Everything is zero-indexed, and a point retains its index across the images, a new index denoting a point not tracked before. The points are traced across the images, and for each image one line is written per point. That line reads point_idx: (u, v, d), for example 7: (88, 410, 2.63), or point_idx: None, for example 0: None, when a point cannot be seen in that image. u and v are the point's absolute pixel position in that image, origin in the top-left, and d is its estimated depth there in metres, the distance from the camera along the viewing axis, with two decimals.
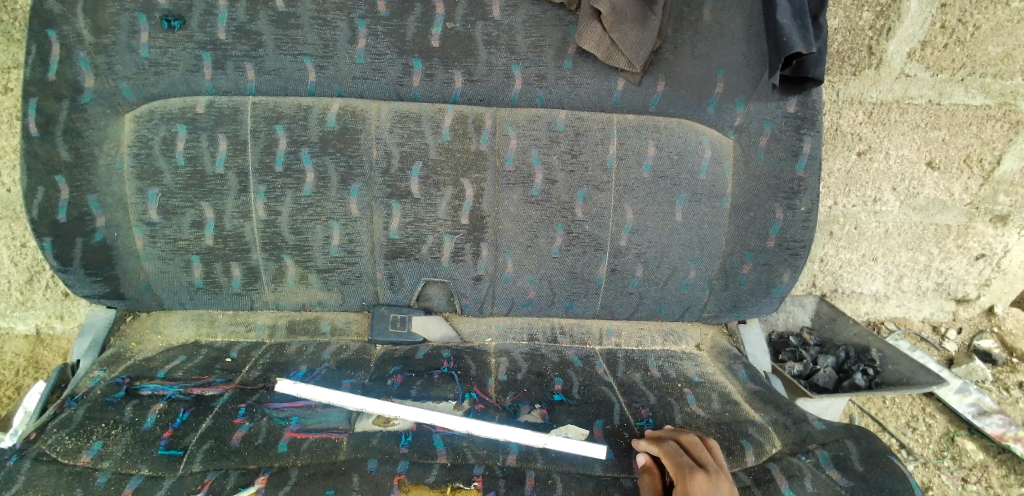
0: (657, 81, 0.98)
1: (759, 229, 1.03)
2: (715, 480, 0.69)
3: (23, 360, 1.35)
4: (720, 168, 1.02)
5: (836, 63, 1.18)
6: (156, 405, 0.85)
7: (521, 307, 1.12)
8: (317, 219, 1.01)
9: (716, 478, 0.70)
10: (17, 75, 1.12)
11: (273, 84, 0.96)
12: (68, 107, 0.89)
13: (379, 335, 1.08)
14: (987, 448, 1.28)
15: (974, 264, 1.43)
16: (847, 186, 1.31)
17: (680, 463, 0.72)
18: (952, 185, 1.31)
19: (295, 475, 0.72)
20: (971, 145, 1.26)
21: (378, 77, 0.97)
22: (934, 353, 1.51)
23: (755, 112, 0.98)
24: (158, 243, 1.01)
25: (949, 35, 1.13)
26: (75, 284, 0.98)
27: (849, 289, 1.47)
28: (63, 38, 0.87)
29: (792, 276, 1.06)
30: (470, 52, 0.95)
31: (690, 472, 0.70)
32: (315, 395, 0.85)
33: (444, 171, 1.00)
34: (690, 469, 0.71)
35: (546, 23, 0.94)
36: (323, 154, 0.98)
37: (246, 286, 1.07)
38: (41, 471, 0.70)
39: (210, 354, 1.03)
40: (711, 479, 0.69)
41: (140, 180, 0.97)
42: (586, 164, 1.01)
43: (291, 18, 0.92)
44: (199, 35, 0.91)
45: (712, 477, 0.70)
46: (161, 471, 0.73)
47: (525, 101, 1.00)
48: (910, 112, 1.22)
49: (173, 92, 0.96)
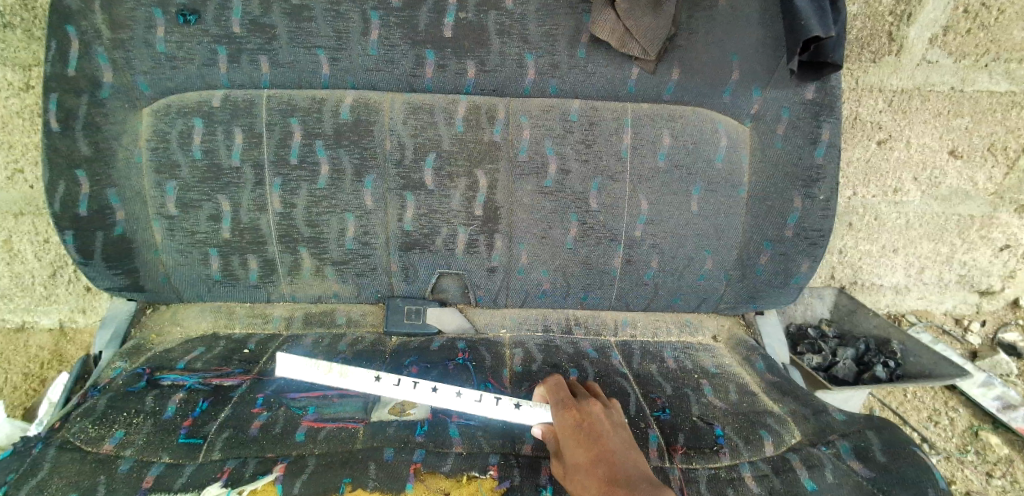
0: (672, 69, 0.96)
1: (777, 217, 1.01)
2: (587, 406, 0.70)
3: (48, 353, 1.38)
4: (737, 156, 1.01)
5: (855, 49, 1.15)
6: (176, 395, 0.86)
7: (535, 298, 1.12)
8: (332, 211, 1.02)
9: (588, 406, 0.69)
10: (39, 73, 1.14)
11: (287, 77, 0.97)
12: (87, 102, 0.91)
13: (395, 326, 1.08)
14: (1013, 443, 1.25)
15: (998, 255, 1.40)
16: (867, 176, 1.28)
17: (556, 400, 0.72)
18: (975, 174, 1.28)
19: (312, 463, 0.72)
20: (996, 132, 1.23)
21: (391, 68, 0.97)
22: (957, 347, 1.47)
23: (772, 98, 0.96)
24: (177, 236, 1.02)
25: (972, 20, 1.11)
26: (96, 277, 1.00)
27: (869, 281, 1.43)
28: (82, 33, 0.89)
29: (811, 266, 1.05)
30: (483, 42, 0.95)
31: (563, 407, 0.70)
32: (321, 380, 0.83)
33: (458, 162, 1.00)
34: (563, 405, 0.71)
35: (559, 11, 0.94)
36: (337, 146, 0.98)
37: (262, 278, 1.08)
38: (66, 458, 0.72)
39: (229, 345, 1.04)
40: (581, 409, 0.69)
41: (159, 174, 0.98)
42: (600, 153, 1.00)
43: (304, 10, 0.92)
44: (214, 29, 0.93)
45: (585, 408, 0.69)
46: (182, 458, 0.74)
47: (538, 91, 1.00)
48: (932, 99, 1.19)
49: (189, 86, 0.97)
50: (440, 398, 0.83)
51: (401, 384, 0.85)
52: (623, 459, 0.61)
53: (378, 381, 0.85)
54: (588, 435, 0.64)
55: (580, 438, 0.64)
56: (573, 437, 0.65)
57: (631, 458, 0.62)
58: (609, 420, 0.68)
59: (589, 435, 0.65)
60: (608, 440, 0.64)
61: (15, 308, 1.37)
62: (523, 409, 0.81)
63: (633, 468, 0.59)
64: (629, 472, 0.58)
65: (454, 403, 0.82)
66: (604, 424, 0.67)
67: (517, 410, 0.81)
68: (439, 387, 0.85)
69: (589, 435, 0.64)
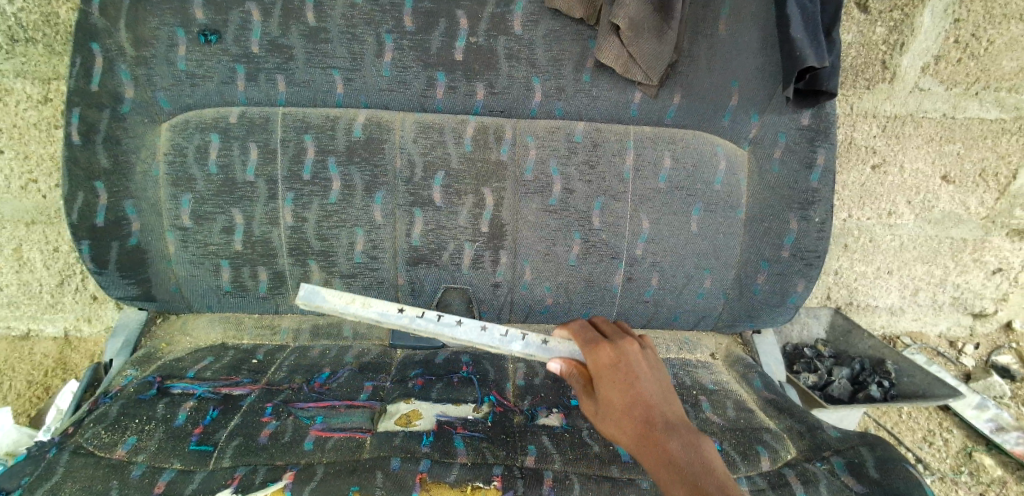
0: (673, 93, 1.00)
1: (774, 239, 1.05)
2: (622, 344, 0.67)
3: (52, 362, 1.40)
4: (736, 180, 1.05)
5: (850, 77, 1.19)
6: (186, 403, 0.88)
7: (538, 314, 1.14)
8: (341, 226, 1.05)
9: (622, 346, 0.67)
10: (58, 86, 1.17)
11: (302, 95, 1.01)
12: (109, 116, 0.95)
13: (400, 339, 1.10)
14: (1006, 465, 1.26)
15: (991, 278, 1.43)
16: (861, 199, 1.32)
17: (585, 340, 0.70)
18: (967, 199, 1.31)
19: (320, 471, 0.74)
20: (987, 158, 1.27)
21: (403, 89, 1.01)
22: (951, 368, 1.49)
23: (770, 123, 1.00)
24: (189, 247, 1.05)
25: (962, 50, 1.15)
26: (108, 286, 1.03)
27: (865, 302, 1.46)
28: (107, 51, 0.93)
29: (807, 286, 1.07)
30: (492, 65, 0.99)
31: (595, 345, 0.68)
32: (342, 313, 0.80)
33: (465, 180, 1.03)
34: (595, 343, 0.68)
35: (565, 37, 0.98)
36: (349, 163, 1.02)
37: (271, 290, 1.11)
38: (79, 463, 0.73)
39: (237, 355, 1.05)
40: (616, 347, 0.67)
41: (174, 187, 1.02)
42: (603, 174, 1.04)
43: (321, 32, 0.96)
44: (234, 49, 0.96)
45: (621, 347, 0.67)
46: (192, 465, 0.76)
47: (544, 113, 1.04)
48: (924, 125, 1.23)
49: (207, 103, 1.01)
50: (465, 334, 0.82)
51: (424, 317, 0.84)
52: (658, 403, 0.62)
53: (399, 314, 0.83)
54: (625, 378, 0.64)
55: (617, 381, 0.64)
56: (609, 379, 0.64)
57: (666, 399, 0.64)
58: (643, 357, 0.67)
59: (625, 377, 0.64)
60: (644, 384, 0.64)
61: (21, 316, 1.38)
62: (555, 346, 0.81)
63: (669, 415, 0.62)
64: (665, 417, 0.61)
65: (481, 340, 0.82)
66: (640, 366, 0.65)
67: (546, 350, 0.80)
68: (464, 321, 0.84)
69: (625, 377, 0.64)
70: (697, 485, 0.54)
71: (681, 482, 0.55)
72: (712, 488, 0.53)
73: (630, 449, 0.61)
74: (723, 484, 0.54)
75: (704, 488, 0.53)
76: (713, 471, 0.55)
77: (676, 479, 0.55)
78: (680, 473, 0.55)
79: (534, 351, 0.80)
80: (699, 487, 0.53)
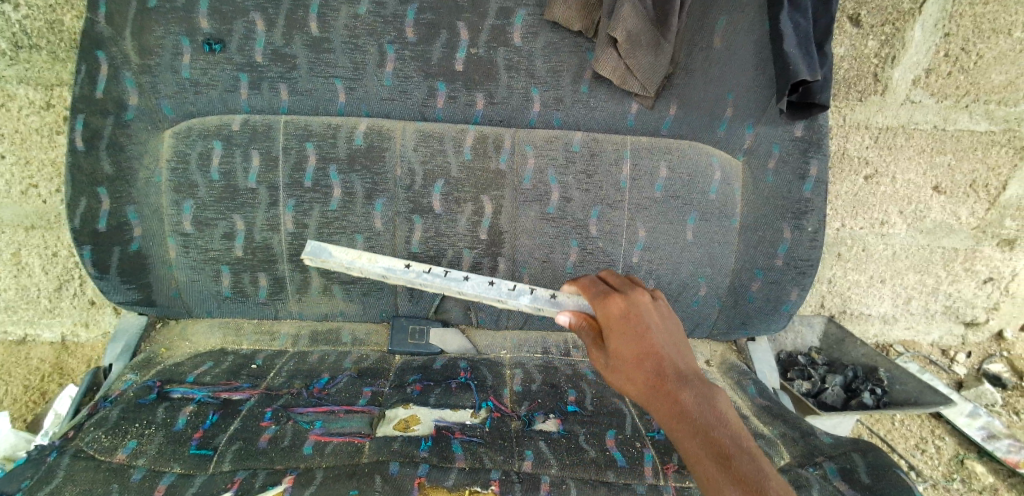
0: (669, 104, 1.02)
1: (768, 247, 1.06)
2: (633, 297, 0.72)
3: (49, 367, 1.40)
4: (730, 189, 1.07)
5: (842, 89, 1.22)
6: (186, 407, 0.88)
7: (536, 320, 1.16)
8: (342, 232, 1.06)
9: (632, 298, 0.72)
10: (60, 93, 1.17)
11: (305, 104, 1.03)
12: (112, 123, 0.96)
13: (398, 345, 1.11)
14: (997, 472, 1.27)
15: (982, 287, 1.45)
16: (854, 209, 1.34)
17: (596, 294, 0.76)
18: (958, 209, 1.34)
19: (320, 476, 0.75)
20: (977, 170, 1.29)
21: (403, 99, 1.03)
22: (943, 376, 1.51)
23: (764, 134, 1.02)
24: (191, 253, 1.06)
25: (953, 64, 1.17)
26: (109, 291, 1.03)
27: (858, 310, 1.48)
28: (112, 59, 0.94)
29: (800, 294, 1.09)
30: (492, 76, 1.01)
31: (607, 298, 0.73)
32: (349, 268, 0.90)
33: (464, 188, 1.05)
34: (607, 296, 0.74)
35: (564, 49, 0.99)
36: (349, 171, 1.03)
37: (271, 296, 1.11)
38: (80, 466, 0.74)
39: (236, 360, 1.06)
40: (626, 299, 0.72)
41: (177, 193, 1.03)
42: (600, 183, 1.06)
43: (323, 42, 0.98)
44: (237, 58, 0.98)
45: (632, 300, 0.72)
46: (193, 469, 0.76)
47: (542, 123, 1.05)
48: (915, 137, 1.25)
49: (211, 111, 1.02)
50: (471, 287, 0.90)
51: (431, 273, 0.93)
52: (668, 352, 0.66)
53: (406, 269, 0.92)
54: (635, 328, 0.68)
55: (627, 331, 0.68)
56: (620, 331, 0.69)
57: (677, 351, 0.68)
58: (654, 309, 0.71)
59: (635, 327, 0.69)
60: (653, 333, 0.68)
61: (19, 320, 1.38)
62: (562, 299, 0.87)
63: (679, 364, 0.66)
64: (677, 369, 0.65)
65: (486, 293, 0.90)
66: (649, 317, 0.70)
67: (550, 302, 0.87)
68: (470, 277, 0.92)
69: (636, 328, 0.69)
70: (709, 434, 0.59)
71: (693, 430, 0.60)
72: (722, 436, 0.59)
73: (642, 399, 0.65)
74: (732, 432, 0.60)
75: (715, 436, 0.59)
76: (723, 420, 0.61)
77: (688, 427, 0.60)
78: (693, 421, 0.61)
79: (537, 304, 0.87)
80: (710, 434, 0.59)
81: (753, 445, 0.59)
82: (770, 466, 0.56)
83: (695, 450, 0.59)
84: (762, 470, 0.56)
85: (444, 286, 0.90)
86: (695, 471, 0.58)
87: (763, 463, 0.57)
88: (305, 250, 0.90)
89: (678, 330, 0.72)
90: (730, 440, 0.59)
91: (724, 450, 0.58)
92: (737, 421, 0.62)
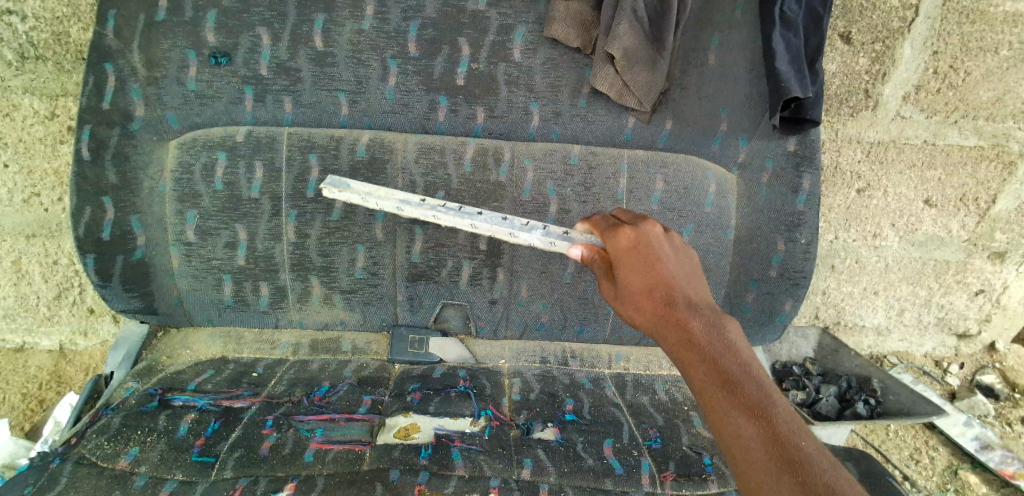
0: (666, 119, 1.05)
1: (762, 259, 1.09)
2: (644, 229, 0.69)
3: (47, 374, 1.39)
4: (725, 201, 1.09)
5: (834, 105, 1.25)
6: (188, 415, 0.89)
7: (534, 330, 1.17)
8: (343, 242, 1.07)
9: (642, 229, 0.69)
10: (65, 103, 1.19)
11: (309, 116, 1.05)
12: (118, 133, 0.98)
13: (398, 354, 1.12)
14: (990, 483, 1.28)
15: (974, 299, 1.47)
16: (847, 221, 1.36)
17: (605, 227, 0.74)
18: (949, 222, 1.36)
19: (321, 483, 0.75)
20: (967, 184, 1.31)
21: (405, 112, 1.05)
22: (937, 387, 1.53)
23: (757, 149, 1.05)
24: (193, 261, 1.08)
25: (942, 80, 1.20)
26: (111, 299, 1.04)
27: (852, 321, 1.51)
28: (119, 71, 0.96)
29: (793, 305, 1.11)
30: (492, 90, 1.04)
31: (617, 231, 0.70)
32: (364, 201, 0.90)
33: (464, 200, 1.07)
34: (618, 229, 0.70)
35: (562, 65, 1.02)
36: (351, 182, 1.05)
37: (272, 304, 1.13)
38: (83, 473, 0.75)
39: (237, 368, 1.07)
40: (637, 231, 0.68)
41: (180, 202, 1.04)
42: (598, 195, 1.08)
43: (328, 56, 1.00)
44: (242, 71, 1.00)
45: (643, 231, 0.68)
46: (195, 476, 0.77)
47: (541, 136, 1.08)
48: (906, 151, 1.28)
49: (215, 122, 1.04)
50: (485, 222, 0.90)
51: (446, 208, 0.91)
52: (677, 282, 0.62)
53: (420, 203, 0.91)
54: (645, 258, 0.64)
55: (637, 261, 0.65)
56: (627, 258, 0.66)
57: (686, 281, 0.63)
58: (665, 240, 0.67)
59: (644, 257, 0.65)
60: (664, 263, 0.64)
61: (17, 329, 1.39)
62: (576, 236, 0.84)
63: (690, 294, 0.61)
64: (687, 297, 0.60)
65: (499, 227, 0.89)
66: (661, 248, 0.66)
67: (563, 237, 0.85)
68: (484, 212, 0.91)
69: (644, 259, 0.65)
70: (719, 364, 0.54)
71: (702, 360, 0.54)
72: (732, 365, 0.54)
73: (648, 328, 0.60)
74: (743, 361, 0.54)
75: (724, 365, 0.54)
76: (733, 349, 0.55)
77: (696, 356, 0.55)
78: (700, 349, 0.55)
79: (551, 240, 0.85)
80: (719, 364, 0.54)
81: (765, 374, 0.54)
82: (781, 397, 0.52)
83: (702, 378, 0.54)
84: (773, 402, 0.51)
85: (458, 219, 0.89)
86: (700, 400, 0.54)
87: (774, 394, 0.52)
88: (326, 182, 0.92)
89: (691, 262, 0.68)
90: (741, 371, 0.53)
91: (733, 379, 0.53)
92: (748, 350, 0.56)
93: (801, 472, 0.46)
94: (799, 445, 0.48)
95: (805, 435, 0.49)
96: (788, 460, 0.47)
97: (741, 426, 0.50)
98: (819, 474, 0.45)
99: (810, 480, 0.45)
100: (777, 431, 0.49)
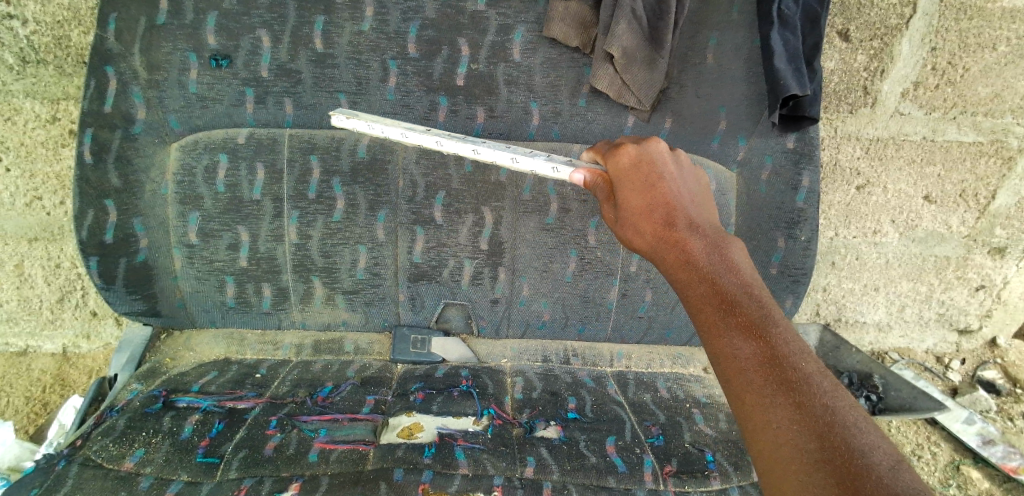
0: (665, 118, 1.05)
1: (763, 256, 1.10)
2: (649, 150, 0.72)
3: (51, 377, 1.40)
4: (725, 199, 1.08)
5: (833, 102, 1.25)
6: (192, 416, 0.89)
7: (535, 329, 1.17)
8: (345, 243, 1.08)
9: (646, 146, 0.73)
10: (66, 107, 1.19)
11: (309, 118, 1.05)
12: (120, 136, 0.98)
13: (400, 354, 1.12)
14: (993, 477, 1.28)
15: (974, 295, 1.47)
16: (847, 218, 1.37)
17: (607, 151, 0.78)
18: (948, 218, 1.37)
19: (326, 483, 0.76)
20: (967, 180, 1.32)
21: (406, 112, 1.05)
22: (938, 383, 1.53)
23: (757, 147, 1.06)
24: (195, 263, 1.08)
25: (939, 77, 1.20)
26: (114, 301, 1.05)
27: (852, 318, 1.51)
28: (120, 74, 0.96)
29: (794, 302, 1.13)
30: (492, 90, 1.04)
31: (619, 152, 0.74)
32: (369, 129, 0.93)
33: (465, 200, 1.07)
34: (622, 151, 0.74)
35: (562, 64, 1.03)
36: (353, 183, 1.05)
37: (275, 305, 1.13)
38: (89, 475, 0.75)
39: (241, 369, 1.07)
40: (641, 151, 0.72)
41: (182, 205, 1.05)
42: None
43: (328, 58, 1.00)
44: (243, 73, 1.00)
45: (647, 152, 0.71)
46: (199, 476, 0.78)
47: (541, 135, 1.08)
48: (905, 148, 1.28)
49: (216, 125, 1.04)
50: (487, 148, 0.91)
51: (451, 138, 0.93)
52: (676, 200, 0.66)
53: (424, 131, 0.93)
54: (647, 179, 0.69)
55: (638, 183, 0.69)
56: (630, 177, 0.70)
57: (689, 206, 0.66)
58: (668, 160, 0.71)
59: (646, 178, 0.69)
60: (664, 184, 0.67)
61: (20, 332, 1.39)
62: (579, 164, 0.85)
63: (690, 214, 0.64)
64: (688, 218, 0.64)
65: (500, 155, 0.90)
66: (664, 168, 0.70)
67: (567, 164, 0.85)
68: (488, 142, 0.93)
69: (645, 180, 0.69)
70: (717, 281, 0.55)
71: (701, 278, 0.56)
72: (732, 286, 0.55)
73: (647, 245, 0.64)
74: (744, 282, 0.55)
75: (723, 284, 0.55)
76: (735, 271, 0.56)
77: (695, 276, 0.57)
78: (699, 270, 0.57)
79: (555, 166, 0.86)
80: (717, 280, 0.55)
81: (766, 296, 0.54)
82: (783, 317, 0.52)
83: (699, 296, 0.55)
84: (772, 319, 0.52)
85: (461, 145, 0.91)
86: (698, 320, 0.55)
87: (775, 314, 0.52)
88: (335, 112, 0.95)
89: (694, 187, 0.71)
90: (739, 288, 0.55)
91: (732, 300, 0.53)
92: (751, 273, 0.57)
93: (798, 393, 0.46)
94: (797, 366, 0.48)
95: (806, 357, 0.49)
96: (784, 381, 0.47)
97: (738, 346, 0.50)
98: (816, 396, 0.46)
99: (807, 402, 0.45)
100: (775, 350, 0.49)
